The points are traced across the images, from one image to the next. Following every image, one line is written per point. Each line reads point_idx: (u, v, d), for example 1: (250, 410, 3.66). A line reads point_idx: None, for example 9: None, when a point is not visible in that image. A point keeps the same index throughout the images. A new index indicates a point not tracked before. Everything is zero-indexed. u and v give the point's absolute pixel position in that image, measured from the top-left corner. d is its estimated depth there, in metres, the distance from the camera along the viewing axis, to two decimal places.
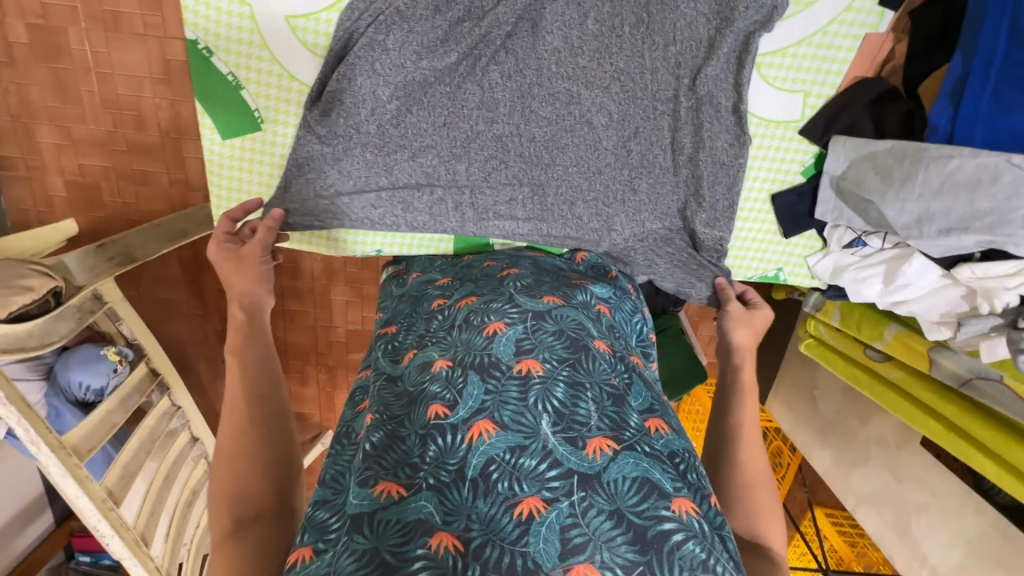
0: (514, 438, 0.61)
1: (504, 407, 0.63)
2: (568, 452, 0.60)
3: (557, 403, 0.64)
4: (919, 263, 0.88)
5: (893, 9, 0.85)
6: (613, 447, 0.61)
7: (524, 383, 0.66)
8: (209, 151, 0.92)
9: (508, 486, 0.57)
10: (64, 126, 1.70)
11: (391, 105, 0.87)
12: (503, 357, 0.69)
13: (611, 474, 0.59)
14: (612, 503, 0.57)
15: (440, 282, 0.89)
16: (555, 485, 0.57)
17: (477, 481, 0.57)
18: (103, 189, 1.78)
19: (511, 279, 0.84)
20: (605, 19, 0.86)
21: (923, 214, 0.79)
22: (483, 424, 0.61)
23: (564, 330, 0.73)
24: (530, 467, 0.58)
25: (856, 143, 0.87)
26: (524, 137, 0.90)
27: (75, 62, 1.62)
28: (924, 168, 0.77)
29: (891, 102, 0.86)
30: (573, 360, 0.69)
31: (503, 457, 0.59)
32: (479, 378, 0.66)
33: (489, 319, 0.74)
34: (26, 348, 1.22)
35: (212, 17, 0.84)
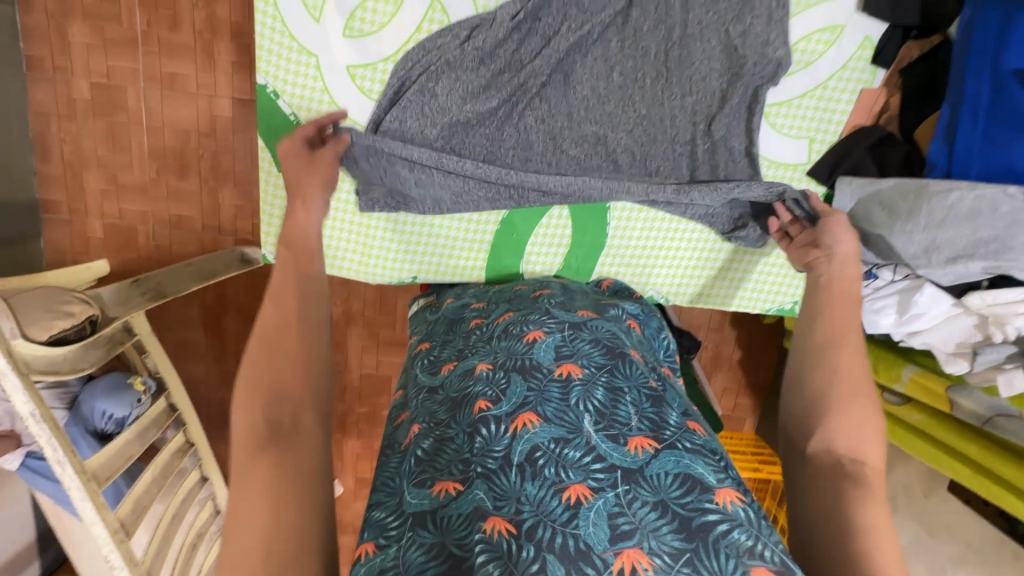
0: (557, 431, 0.63)
1: (546, 403, 0.65)
2: (611, 448, 0.61)
3: (597, 403, 0.66)
4: (931, 292, 0.92)
5: (885, 67, 0.95)
6: (654, 445, 0.62)
7: (565, 385, 0.68)
8: (265, 182, 1.01)
9: (554, 472, 0.59)
10: (111, 173, 1.82)
11: (437, 143, 0.95)
12: (544, 361, 0.71)
13: (654, 468, 0.60)
14: (656, 495, 0.57)
15: (476, 306, 0.92)
16: (600, 476, 0.59)
17: (523, 466, 0.59)
18: (139, 232, 1.87)
19: (544, 297, 0.88)
20: (629, 71, 0.95)
21: (930, 244, 0.84)
22: (527, 415, 0.64)
23: (600, 339, 0.75)
24: (574, 458, 0.60)
25: (861, 182, 0.94)
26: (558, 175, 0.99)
27: (129, 116, 1.77)
28: (926, 202, 0.83)
29: (891, 146, 0.95)
30: (611, 364, 0.71)
31: (548, 445, 0.61)
32: (521, 378, 0.69)
33: (528, 328, 0.77)
34: (59, 373, 1.22)
35: (280, 65, 0.94)
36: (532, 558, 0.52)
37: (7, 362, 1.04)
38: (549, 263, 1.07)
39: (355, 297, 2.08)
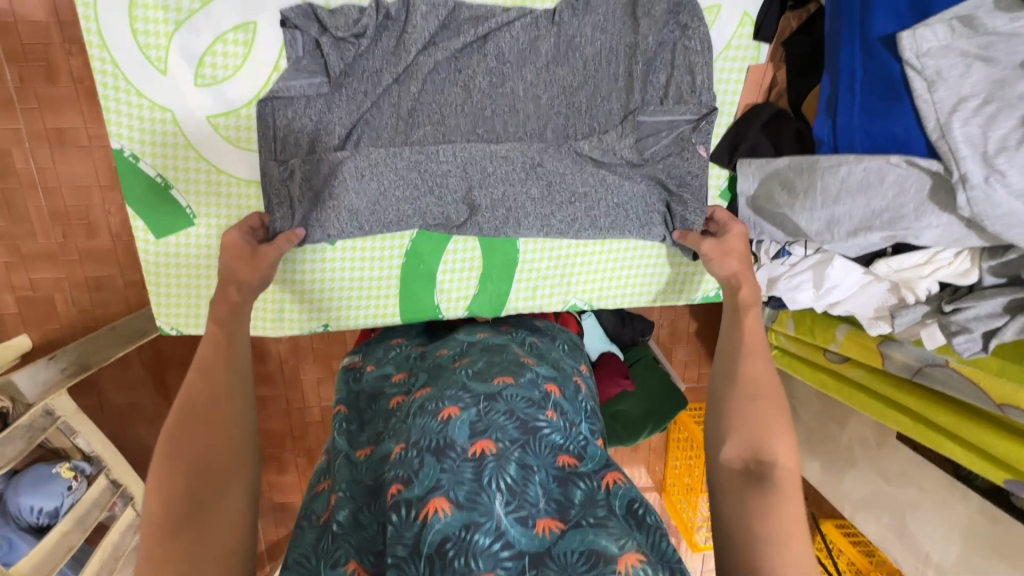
0: (469, 516, 0.56)
1: (458, 487, 0.58)
2: (520, 533, 0.57)
3: (510, 480, 0.59)
4: (842, 264, 0.92)
5: (768, 42, 0.93)
6: (560, 525, 0.60)
7: (479, 465, 0.60)
8: (144, 252, 0.93)
9: (464, 564, 0.53)
10: (13, 244, 1.70)
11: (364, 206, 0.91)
12: (458, 438, 0.62)
13: (562, 548, 0.57)
14: (562, 575, 0.55)
15: (397, 378, 0.83)
16: (509, 564, 0.55)
17: (432, 559, 0.54)
18: (55, 300, 1.75)
19: (462, 366, 0.75)
20: (561, 130, 0.92)
21: (830, 219, 0.83)
22: (438, 501, 0.56)
23: (515, 411, 0.66)
24: (484, 545, 0.54)
25: (759, 164, 0.93)
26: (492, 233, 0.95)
27: (21, 180, 1.64)
28: (819, 178, 0.82)
29: (784, 121, 0.92)
30: (524, 440, 0.64)
31: (459, 534, 0.55)
32: (433, 461, 0.60)
33: (442, 403, 0.66)
34: None
35: (131, 123, 0.87)
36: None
37: None
38: (464, 290, 1.02)
39: (301, 331, 2.01)
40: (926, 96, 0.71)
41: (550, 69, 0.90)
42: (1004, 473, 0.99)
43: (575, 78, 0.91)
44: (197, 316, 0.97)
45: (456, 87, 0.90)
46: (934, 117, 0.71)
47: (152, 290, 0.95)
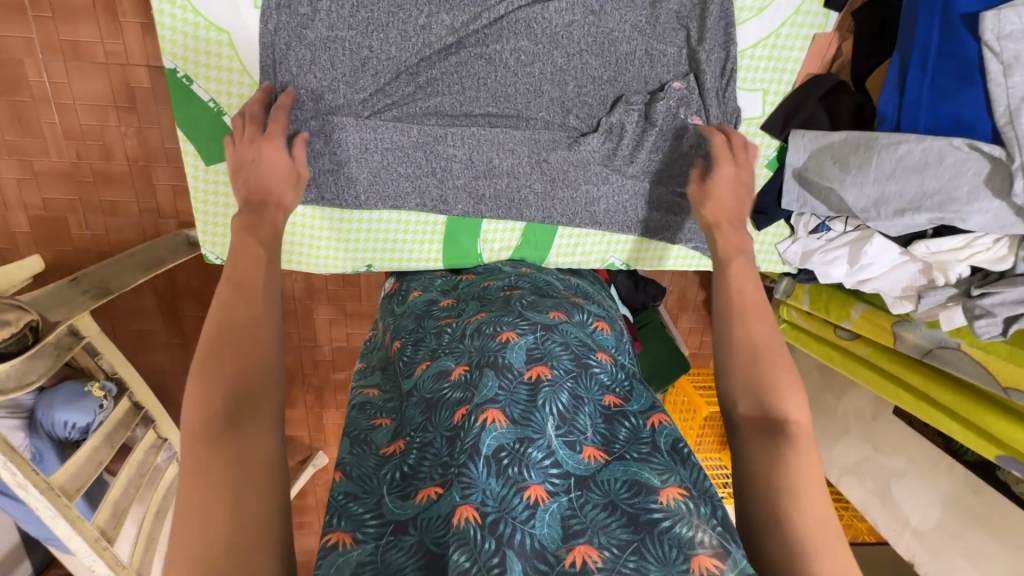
0: (522, 431, 0.69)
1: (513, 404, 0.72)
2: (568, 455, 0.69)
3: (561, 406, 0.74)
4: (879, 243, 0.94)
5: (838, 10, 0.92)
6: (605, 456, 0.70)
7: (534, 387, 0.75)
8: (194, 178, 0.92)
9: (518, 471, 0.66)
10: (26, 161, 1.68)
11: (359, 95, 0.89)
12: (516, 362, 0.78)
13: (605, 475, 0.68)
14: (606, 497, 0.65)
15: (444, 303, 0.95)
16: (557, 480, 0.66)
17: (490, 460, 0.66)
18: (69, 222, 1.76)
19: (515, 296, 0.92)
20: (606, 62, 0.92)
21: (879, 197, 0.85)
22: (494, 413, 0.70)
23: (568, 344, 0.84)
24: (535, 458, 0.67)
25: (813, 135, 0.93)
26: (463, 114, 0.93)
27: (33, 93, 1.59)
28: (876, 155, 0.84)
29: (841, 96, 0.93)
30: (577, 372, 0.80)
31: (512, 445, 0.68)
32: (494, 375, 0.76)
33: (501, 329, 0.83)
34: (5, 390, 1.19)
35: (187, 45, 0.84)
36: (493, 550, 0.59)
37: None
38: (508, 240, 1.04)
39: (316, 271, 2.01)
40: (1000, 80, 0.72)
41: (614, 44, 0.91)
42: (996, 448, 1.06)
43: (606, 70, 0.93)
44: None
45: (506, 41, 0.89)
46: (1006, 100, 0.71)
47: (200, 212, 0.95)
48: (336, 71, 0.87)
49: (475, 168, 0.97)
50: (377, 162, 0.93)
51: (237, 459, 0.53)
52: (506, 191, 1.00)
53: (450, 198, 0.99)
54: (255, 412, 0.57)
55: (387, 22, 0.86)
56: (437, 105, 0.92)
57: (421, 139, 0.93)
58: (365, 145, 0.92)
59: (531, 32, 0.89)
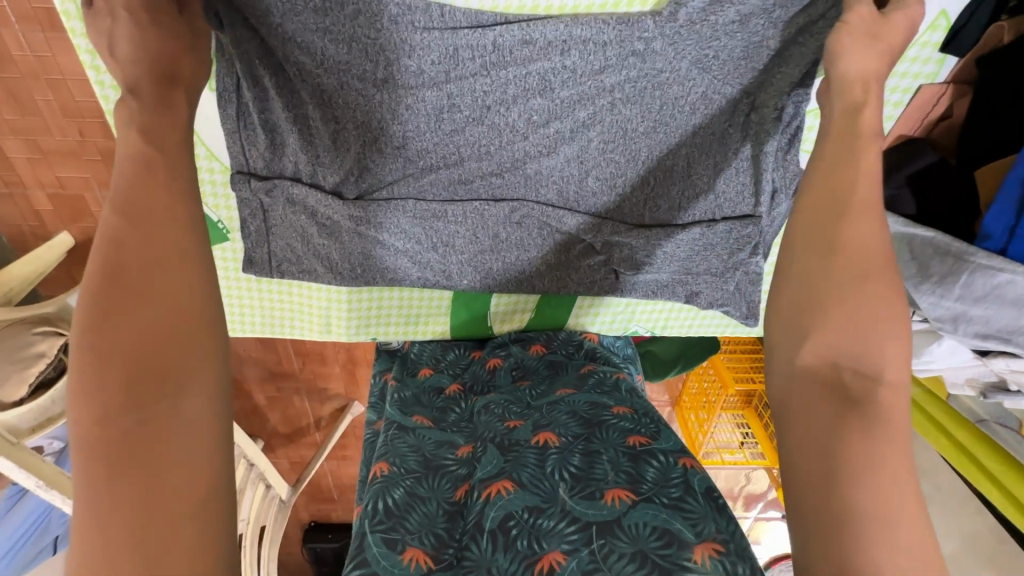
0: (533, 499, 0.66)
1: (522, 468, 0.70)
2: (586, 507, 0.64)
3: (573, 468, 0.70)
4: (949, 344, 0.81)
5: (958, 56, 0.69)
6: (631, 497, 0.64)
7: (541, 452, 0.73)
8: None
9: (527, 544, 0.61)
10: (32, 140, 1.61)
11: (340, 175, 0.78)
12: (522, 435, 0.77)
13: (632, 518, 0.62)
14: (634, 545, 0.59)
15: (450, 391, 0.90)
16: (574, 537, 0.61)
17: (495, 534, 0.63)
18: (87, 200, 1.72)
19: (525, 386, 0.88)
20: (640, 120, 0.75)
21: (960, 314, 0.70)
22: (501, 483, 0.68)
23: (578, 411, 0.80)
24: (549, 527, 0.62)
25: (893, 220, 0.76)
26: (463, 185, 0.80)
27: (20, 69, 1.48)
28: (968, 272, 0.68)
29: (938, 178, 0.74)
30: (588, 433, 0.76)
31: (522, 514, 0.64)
32: (497, 452, 0.74)
33: (508, 413, 0.81)
34: (53, 416, 1.25)
35: None
36: None
37: None
38: (520, 308, 0.98)
39: None
40: None
41: (648, 99, 0.73)
42: None
43: (645, 121, 0.75)
44: (246, 322, 0.95)
45: (513, 102, 0.73)
46: None
47: None
48: (308, 149, 0.75)
49: (480, 240, 0.85)
50: (370, 239, 0.83)
51: (151, 480, 0.44)
52: (516, 263, 0.88)
53: (455, 272, 0.89)
54: (153, 412, 0.46)
55: (370, 92, 0.70)
56: (428, 181, 0.79)
57: (419, 211, 0.80)
58: (355, 229, 0.81)
59: (546, 88, 0.72)
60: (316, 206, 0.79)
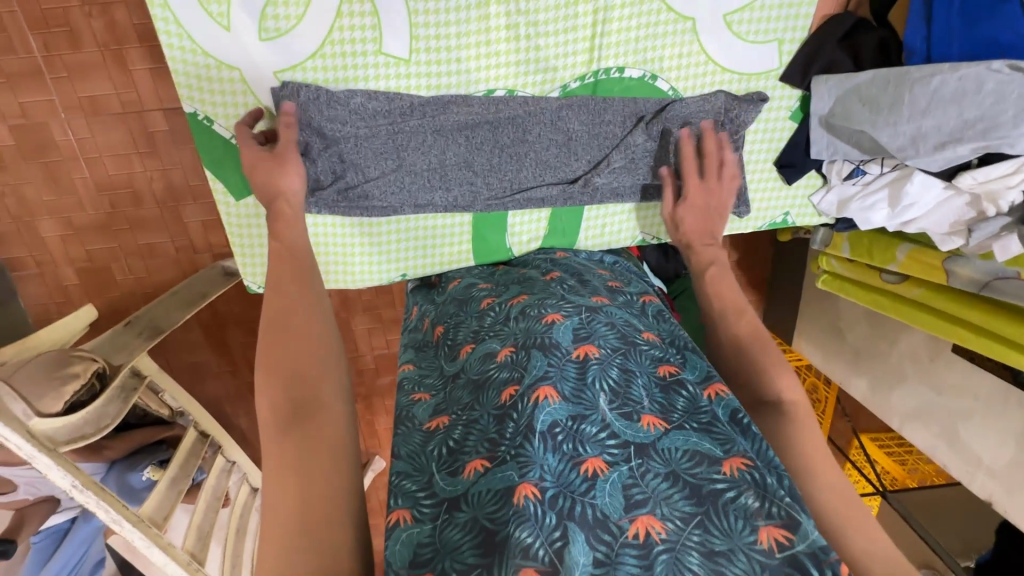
0: (574, 408, 0.62)
1: (565, 380, 0.65)
2: (625, 426, 0.61)
3: (612, 382, 0.66)
4: (921, 180, 0.90)
5: None
6: (664, 424, 0.62)
7: (582, 364, 0.67)
8: (226, 213, 0.96)
9: (572, 447, 0.59)
10: (66, 218, 1.66)
11: (368, 102, 0.87)
12: (563, 341, 0.70)
13: (665, 443, 0.60)
14: (667, 466, 0.58)
15: (483, 285, 0.92)
16: (614, 450, 0.59)
17: (545, 436, 0.59)
18: (114, 269, 1.75)
19: (555, 282, 0.87)
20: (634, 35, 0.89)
21: (916, 134, 0.82)
22: (546, 389, 0.63)
23: (615, 324, 0.75)
24: (591, 433, 0.60)
25: (838, 80, 0.90)
26: (473, 103, 0.91)
27: (62, 153, 1.58)
28: (908, 91, 0.80)
29: (863, 35, 0.89)
30: (625, 348, 0.71)
31: (566, 422, 0.61)
32: (541, 354, 0.67)
33: (545, 311, 0.75)
34: (87, 436, 1.24)
35: (200, 86, 0.86)
36: (555, 525, 0.52)
37: (31, 446, 1.04)
38: (535, 229, 1.02)
39: None
40: None
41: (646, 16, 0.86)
42: None
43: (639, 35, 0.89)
44: None
45: (522, 25, 0.87)
46: None
47: (238, 254, 0.99)
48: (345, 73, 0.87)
49: (489, 155, 0.94)
50: (392, 163, 0.92)
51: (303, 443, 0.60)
52: (525, 179, 0.97)
53: (473, 193, 0.97)
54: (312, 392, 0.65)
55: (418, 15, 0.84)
56: (446, 101, 0.90)
57: (439, 127, 0.91)
58: (379, 151, 0.91)
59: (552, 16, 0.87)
60: (348, 127, 0.88)
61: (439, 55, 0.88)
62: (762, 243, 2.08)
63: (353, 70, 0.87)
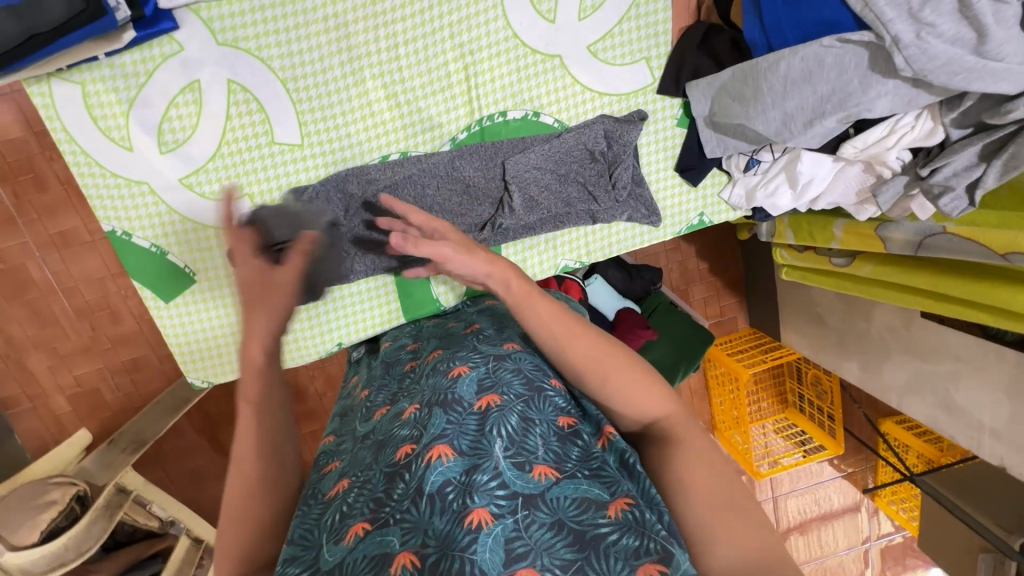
0: (467, 462, 0.59)
1: (462, 435, 0.62)
2: (516, 475, 0.58)
3: (510, 429, 0.62)
4: (811, 158, 0.93)
5: None
6: (556, 474, 0.58)
7: (483, 416, 0.64)
8: (159, 318, 1.00)
9: (460, 503, 0.55)
10: (51, 348, 1.70)
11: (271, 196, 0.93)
12: (465, 395, 0.67)
13: (556, 491, 0.56)
14: (553, 514, 0.55)
15: (411, 346, 0.93)
16: (502, 501, 0.55)
17: (432, 498, 0.56)
18: (102, 390, 1.75)
19: (474, 332, 0.87)
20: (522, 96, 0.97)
21: (785, 116, 0.84)
22: (441, 448, 0.60)
23: (523, 369, 0.70)
24: (481, 483, 0.57)
25: (707, 82, 0.94)
26: (369, 175, 0.96)
27: (41, 288, 1.65)
28: (763, 79, 0.83)
29: (715, 37, 0.94)
30: (529, 396, 0.66)
31: (459, 478, 0.58)
32: (441, 412, 0.65)
33: (454, 363, 0.73)
34: (67, 562, 1.22)
35: (115, 204, 0.93)
36: None
37: None
38: None
39: None
40: None
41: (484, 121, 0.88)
42: None
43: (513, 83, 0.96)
44: (220, 364, 1.05)
45: (399, 96, 0.94)
46: None
47: (176, 350, 1.02)
48: (248, 167, 0.94)
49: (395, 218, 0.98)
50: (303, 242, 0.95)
51: None
52: None
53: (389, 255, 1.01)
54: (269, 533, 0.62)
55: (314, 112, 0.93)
56: (348, 176, 0.95)
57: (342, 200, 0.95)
58: None
59: (426, 82, 0.94)
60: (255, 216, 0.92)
61: (329, 135, 0.94)
62: (730, 244, 2.07)
63: (252, 163, 0.94)
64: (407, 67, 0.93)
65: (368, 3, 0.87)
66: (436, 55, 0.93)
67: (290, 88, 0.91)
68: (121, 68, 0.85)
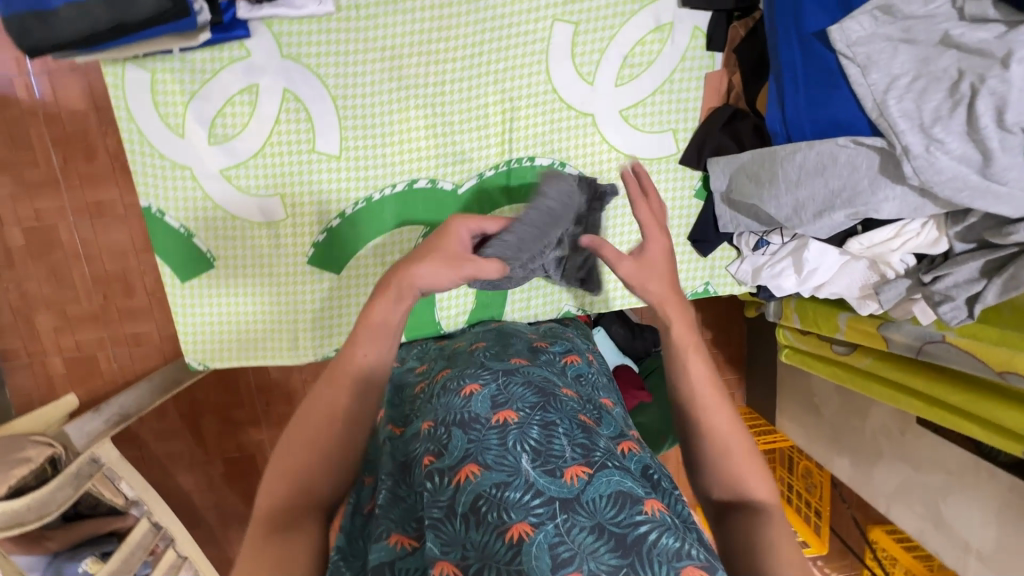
0: (498, 476, 0.57)
1: (486, 450, 0.60)
2: (549, 482, 0.56)
3: (533, 441, 0.60)
4: (817, 247, 0.97)
5: (720, 50, 1.00)
6: (589, 471, 0.57)
7: (502, 430, 0.61)
8: (172, 295, 1.04)
9: (497, 516, 0.54)
10: (61, 309, 1.74)
11: None
12: (481, 411, 0.64)
13: (589, 495, 0.55)
14: (593, 519, 0.53)
15: (420, 369, 0.92)
16: (540, 510, 0.54)
17: (467, 516, 0.55)
18: (99, 358, 1.77)
19: (480, 350, 0.88)
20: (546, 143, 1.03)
21: (796, 204, 0.88)
22: (468, 468, 0.58)
23: (532, 382, 0.70)
24: (516, 498, 0.54)
25: (727, 160, 0.99)
26: None
27: (66, 250, 1.71)
28: (779, 167, 0.88)
29: (739, 121, 1.00)
30: (544, 401, 0.66)
31: (490, 492, 0.56)
32: (461, 432, 0.62)
33: (464, 382, 0.70)
34: (25, 523, 1.20)
35: (154, 183, 0.98)
36: None
37: None
38: (462, 305, 1.08)
39: None
40: (860, 80, 0.77)
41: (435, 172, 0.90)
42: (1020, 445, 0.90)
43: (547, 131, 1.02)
44: (222, 352, 1.07)
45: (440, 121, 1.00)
46: (870, 96, 0.76)
47: (181, 331, 1.06)
48: (289, 169, 1.00)
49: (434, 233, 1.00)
50: None
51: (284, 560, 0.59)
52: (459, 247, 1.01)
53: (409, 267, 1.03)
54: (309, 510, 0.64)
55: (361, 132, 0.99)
56: None
57: None
58: None
59: (467, 116, 1.00)
60: None
61: (368, 152, 1.00)
62: (737, 320, 2.07)
63: (289, 165, 1.00)
64: (451, 101, 0.99)
65: (425, 41, 0.95)
66: (480, 94, 0.99)
67: (339, 104, 0.97)
68: (191, 63, 0.93)
